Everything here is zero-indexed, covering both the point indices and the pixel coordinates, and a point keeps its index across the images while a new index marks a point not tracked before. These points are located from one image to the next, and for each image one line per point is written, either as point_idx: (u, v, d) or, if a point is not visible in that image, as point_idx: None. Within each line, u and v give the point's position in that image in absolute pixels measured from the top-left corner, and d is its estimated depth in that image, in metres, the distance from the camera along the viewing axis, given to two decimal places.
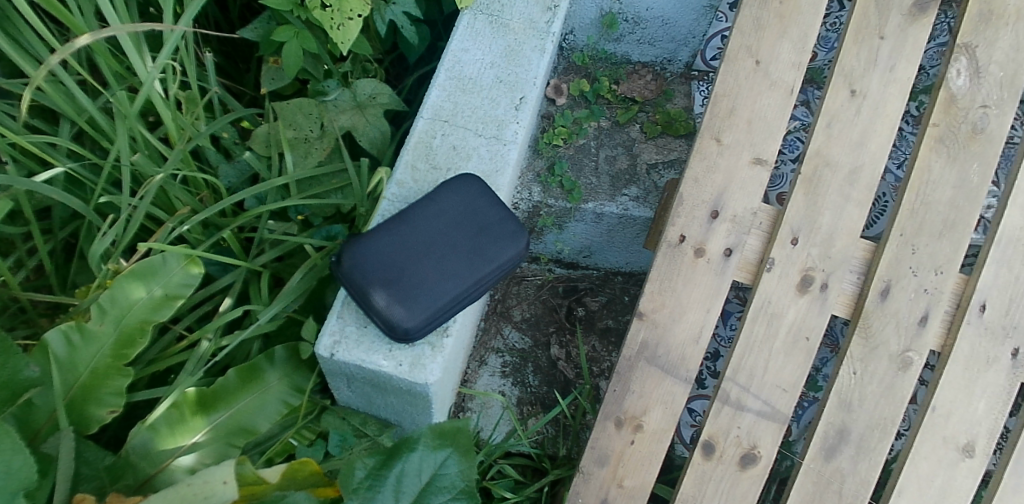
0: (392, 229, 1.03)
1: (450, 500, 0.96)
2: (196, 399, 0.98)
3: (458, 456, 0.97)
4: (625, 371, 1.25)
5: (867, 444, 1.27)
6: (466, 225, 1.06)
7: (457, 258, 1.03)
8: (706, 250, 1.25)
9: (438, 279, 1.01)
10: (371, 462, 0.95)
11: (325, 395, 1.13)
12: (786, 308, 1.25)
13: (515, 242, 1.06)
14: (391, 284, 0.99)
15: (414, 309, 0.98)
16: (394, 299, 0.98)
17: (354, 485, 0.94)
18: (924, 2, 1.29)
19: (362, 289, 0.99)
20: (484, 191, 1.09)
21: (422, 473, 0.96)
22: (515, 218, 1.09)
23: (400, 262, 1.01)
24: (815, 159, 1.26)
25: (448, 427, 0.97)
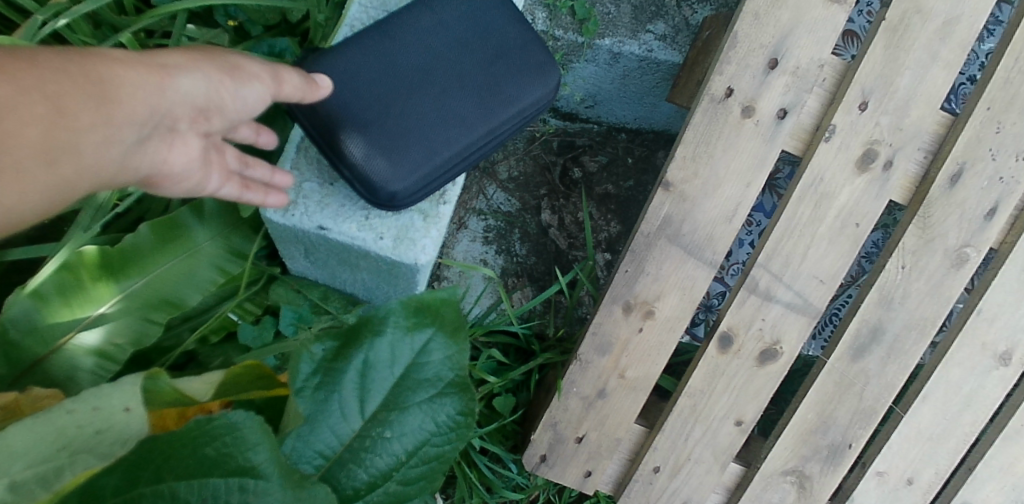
0: (371, 49, 0.80)
1: (431, 400, 0.70)
2: (98, 261, 0.76)
3: (442, 337, 0.70)
4: (641, 250, 1.05)
5: (900, 346, 1.13)
6: (476, 53, 0.82)
7: (462, 92, 0.80)
8: (756, 110, 1.01)
9: (438, 125, 0.78)
10: (321, 351, 0.69)
11: (273, 263, 0.93)
12: (840, 188, 1.04)
13: (543, 79, 0.84)
14: (373, 130, 0.77)
15: (402, 161, 0.76)
16: (375, 145, 0.76)
17: (300, 384, 0.68)
18: None
19: (331, 131, 0.77)
20: (497, 9, 0.84)
21: (394, 364, 0.71)
22: (538, 47, 0.85)
23: (383, 95, 0.78)
24: (905, 3, 1.01)
25: (424, 303, 0.70)
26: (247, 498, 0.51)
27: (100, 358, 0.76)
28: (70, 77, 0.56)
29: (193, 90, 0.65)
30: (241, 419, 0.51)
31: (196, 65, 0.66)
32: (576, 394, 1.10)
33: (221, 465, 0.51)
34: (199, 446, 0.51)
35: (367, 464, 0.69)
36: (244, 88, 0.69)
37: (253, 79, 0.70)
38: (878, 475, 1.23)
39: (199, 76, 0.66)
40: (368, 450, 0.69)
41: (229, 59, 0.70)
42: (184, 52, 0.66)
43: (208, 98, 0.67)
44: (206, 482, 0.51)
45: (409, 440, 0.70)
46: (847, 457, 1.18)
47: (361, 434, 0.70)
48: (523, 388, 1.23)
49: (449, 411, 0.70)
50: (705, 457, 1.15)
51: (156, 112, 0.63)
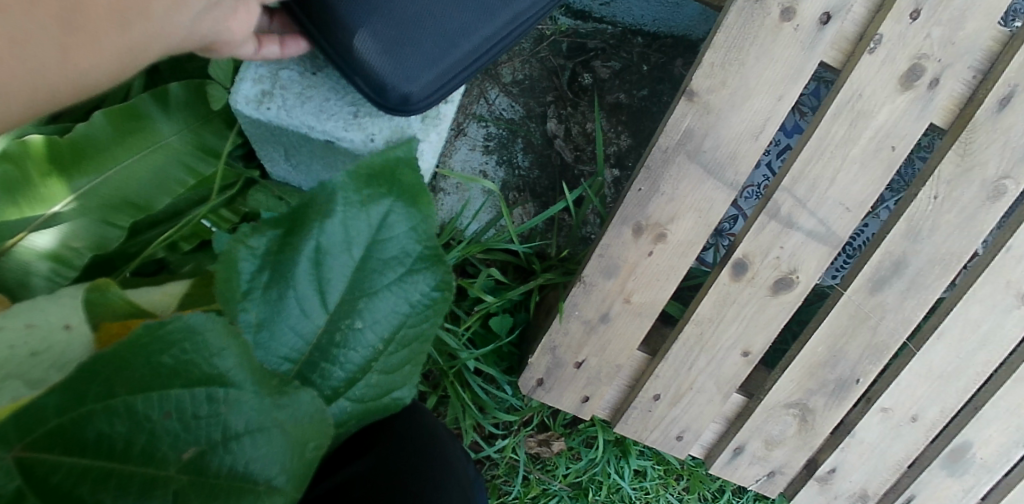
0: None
1: (402, 281, 0.47)
2: (49, 154, 0.70)
3: (406, 203, 0.49)
4: (657, 167, 0.96)
5: (923, 280, 1.06)
6: None
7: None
8: (796, 13, 0.91)
9: (453, 17, 0.73)
10: (262, 241, 0.45)
11: (251, 165, 0.87)
12: (880, 107, 0.95)
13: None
14: (382, 24, 0.71)
15: (419, 53, 0.72)
16: (389, 35, 0.72)
17: (244, 287, 0.44)
18: None
19: (338, 15, 0.71)
20: None
21: (352, 246, 0.48)
22: None
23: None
24: None
25: (376, 167, 0.50)
26: (220, 412, 0.35)
27: (56, 264, 0.68)
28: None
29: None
30: (199, 318, 0.34)
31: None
32: (578, 317, 1.03)
33: (180, 375, 0.34)
34: (149, 354, 0.33)
35: (342, 359, 0.45)
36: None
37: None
38: (881, 411, 1.20)
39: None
40: (337, 345, 0.45)
41: None
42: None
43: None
44: (164, 396, 0.34)
45: (383, 325, 0.47)
46: (852, 392, 1.14)
47: (328, 329, 0.45)
48: (521, 308, 1.17)
49: (425, 287, 0.47)
50: (708, 386, 1.10)
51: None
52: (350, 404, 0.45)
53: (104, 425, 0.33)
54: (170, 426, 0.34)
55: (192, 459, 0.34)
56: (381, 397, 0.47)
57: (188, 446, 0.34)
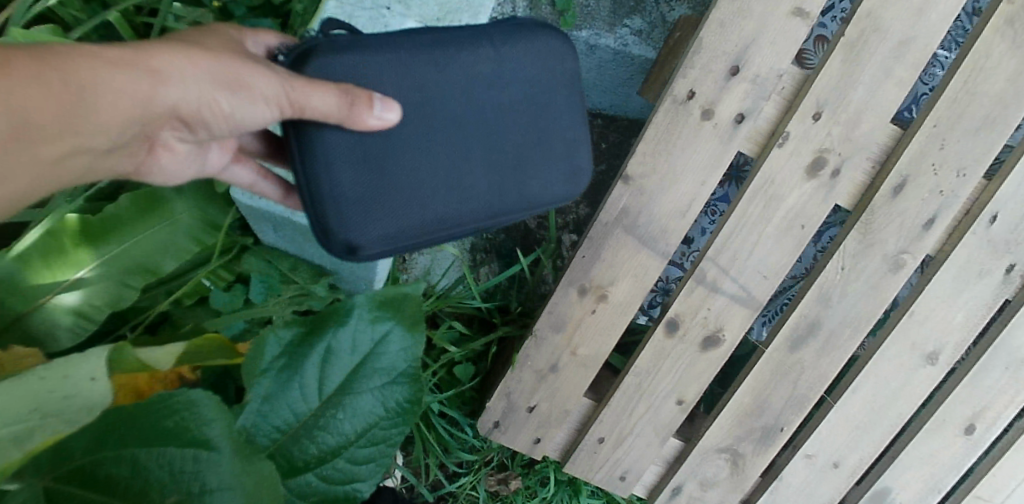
0: (408, 67, 0.76)
1: (386, 387, 0.73)
2: (81, 228, 0.84)
3: (402, 330, 0.74)
4: (599, 237, 1.11)
5: (835, 340, 1.21)
6: (521, 132, 0.81)
7: (478, 170, 0.79)
8: (715, 113, 1.06)
9: (438, 194, 0.78)
10: (287, 335, 0.71)
11: (247, 233, 1.01)
12: (789, 191, 1.10)
13: (564, 180, 0.85)
14: (365, 177, 0.75)
15: (384, 219, 0.76)
16: (365, 189, 0.75)
17: (266, 366, 0.70)
18: None
19: (325, 154, 0.74)
20: (573, 87, 0.85)
21: (354, 351, 0.73)
22: (585, 144, 0.87)
23: (396, 135, 0.76)
24: (865, 21, 1.04)
25: (389, 298, 0.74)
26: (201, 468, 0.55)
27: (79, 317, 0.84)
28: (37, 83, 0.57)
29: (178, 101, 0.67)
30: (198, 395, 0.55)
31: (199, 67, 0.67)
32: (530, 367, 1.17)
33: (177, 437, 0.55)
34: (156, 417, 0.55)
35: (319, 440, 0.71)
36: (242, 104, 0.69)
37: (254, 103, 0.69)
38: (806, 457, 1.33)
39: (194, 89, 0.67)
40: (320, 428, 0.71)
41: (241, 71, 0.69)
42: (202, 52, 0.68)
43: (203, 107, 0.69)
44: (163, 450, 0.55)
45: (359, 419, 0.72)
46: (778, 438, 1.27)
47: (316, 414, 0.71)
48: (483, 358, 1.30)
49: (399, 397, 0.73)
50: (647, 431, 1.23)
51: (135, 117, 0.65)
52: (315, 478, 0.70)
53: (110, 469, 0.56)
54: (164, 473, 0.55)
55: (176, 500, 0.55)
56: (344, 484, 0.71)
57: (173, 492, 0.55)
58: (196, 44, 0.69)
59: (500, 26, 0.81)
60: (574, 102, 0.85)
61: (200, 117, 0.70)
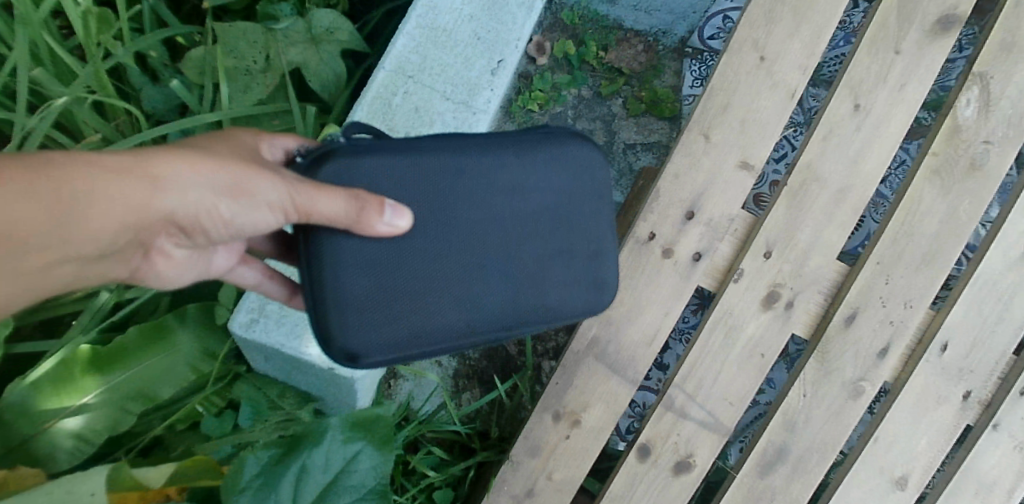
0: (427, 177, 0.83)
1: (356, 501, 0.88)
2: (89, 358, 0.93)
3: (371, 449, 0.90)
4: (572, 364, 1.19)
5: (804, 466, 1.24)
6: (532, 245, 0.87)
7: (487, 281, 0.86)
8: (674, 251, 1.17)
9: (445, 303, 0.84)
10: (266, 457, 0.86)
11: (240, 361, 1.08)
12: (747, 322, 1.19)
13: (574, 293, 0.91)
14: (375, 283, 0.82)
15: (390, 324, 0.82)
16: (374, 294, 0.82)
17: (247, 484, 0.84)
18: (949, 20, 1.14)
19: (339, 259, 0.80)
20: (589, 201, 0.91)
21: (327, 470, 0.88)
22: (597, 258, 0.93)
23: (408, 243, 0.82)
24: (804, 171, 1.16)
25: (361, 419, 0.90)
26: None
27: (78, 441, 0.92)
28: (31, 194, 0.64)
29: (180, 205, 0.73)
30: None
31: (202, 174, 0.74)
32: (506, 491, 1.19)
33: None
34: None
35: None
36: (247, 207, 0.76)
37: (258, 205, 0.76)
38: None
39: (197, 194, 0.74)
40: None
41: (248, 178, 0.76)
42: (207, 160, 0.75)
43: (207, 212, 0.75)
44: None
45: None
46: None
47: None
48: (462, 483, 1.33)
49: None
50: None
51: (129, 223, 0.71)
52: None
53: None
54: None
55: None
56: None
57: None
58: (207, 152, 0.77)
59: (529, 136, 0.88)
60: (592, 216, 0.92)
61: (202, 223, 0.77)
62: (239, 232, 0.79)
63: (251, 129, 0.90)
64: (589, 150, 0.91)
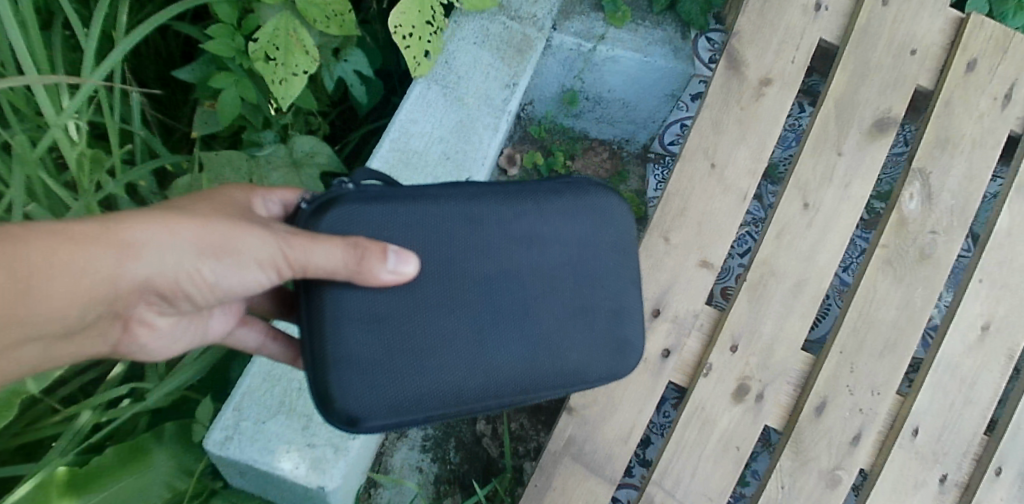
0: (438, 225, 0.82)
1: None
2: (67, 479, 0.93)
3: None
4: (549, 465, 1.18)
5: None
6: (548, 297, 0.86)
7: (500, 338, 0.84)
8: (643, 349, 1.20)
9: (454, 358, 0.82)
10: None
11: (217, 478, 1.09)
12: (720, 415, 1.20)
13: (592, 351, 0.90)
14: (380, 336, 0.80)
15: (395, 380, 0.80)
16: (379, 347, 0.80)
17: None
18: (885, 122, 1.22)
19: (344, 312, 0.79)
20: (610, 252, 0.91)
21: None
22: (618, 314, 0.92)
23: (415, 295, 0.81)
24: (761, 267, 1.22)
25: None
26: None
27: None
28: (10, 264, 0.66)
29: (166, 265, 0.75)
30: None
31: (179, 236, 0.75)
32: None
33: None
34: None
35: None
36: (234, 265, 0.77)
37: (243, 262, 0.77)
38: None
39: (176, 257, 0.75)
40: None
41: (233, 235, 0.77)
42: (186, 221, 0.76)
43: (187, 274, 0.77)
44: None
45: None
46: None
47: None
48: None
49: None
50: None
51: (102, 296, 0.73)
52: None
53: None
54: None
55: None
56: None
57: None
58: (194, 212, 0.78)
59: (550, 185, 0.88)
60: (611, 274, 0.91)
61: (183, 286, 0.78)
62: (223, 291, 0.81)
63: (244, 185, 0.90)
64: (610, 202, 0.92)
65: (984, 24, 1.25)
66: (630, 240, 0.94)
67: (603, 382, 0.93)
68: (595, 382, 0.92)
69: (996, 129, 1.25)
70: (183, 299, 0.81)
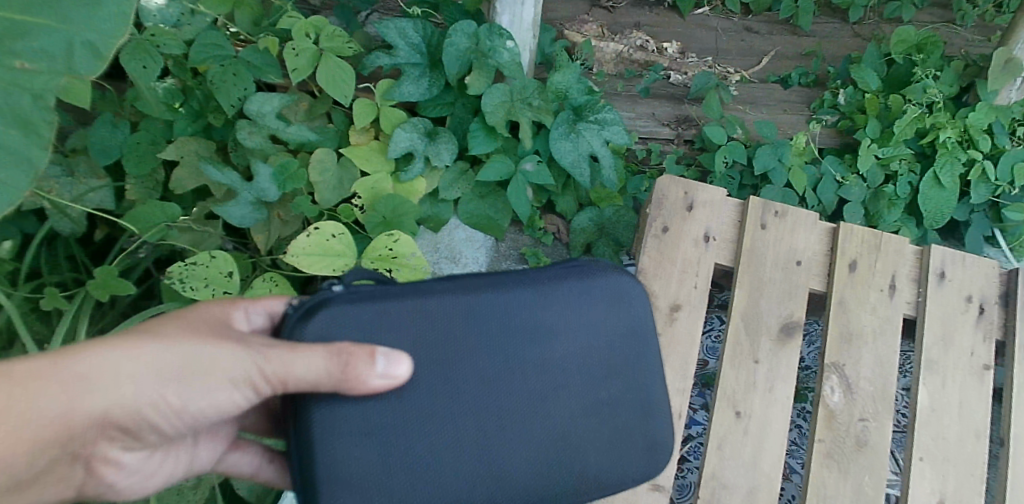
0: (433, 327, 0.85)
1: None
2: None
3: None
4: None
5: None
6: (554, 395, 0.89)
7: (505, 447, 0.87)
8: None
9: (457, 470, 0.86)
10: None
11: None
12: None
13: (610, 453, 0.92)
14: (380, 453, 0.84)
15: (395, 496, 0.84)
16: (379, 464, 0.84)
17: None
18: (790, 326, 1.34)
19: (339, 429, 0.82)
20: (622, 337, 0.93)
21: None
22: (636, 407, 0.94)
23: (411, 403, 0.84)
24: (711, 481, 1.26)
25: None
26: None
27: None
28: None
29: (135, 387, 0.76)
30: None
31: (143, 358, 0.77)
32: None
33: None
34: None
35: None
36: (209, 385, 0.79)
37: (215, 380, 0.79)
38: None
39: (136, 389, 0.76)
40: None
41: (207, 354, 0.79)
42: (151, 345, 0.78)
43: (151, 404, 0.78)
44: None
45: None
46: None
47: None
48: None
49: None
50: None
51: (59, 431, 0.74)
52: None
53: None
54: None
55: None
56: None
57: None
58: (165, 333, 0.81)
59: (559, 270, 0.91)
60: (627, 361, 0.93)
61: (147, 417, 0.79)
62: (194, 416, 0.81)
63: (229, 298, 0.93)
64: (621, 283, 0.93)
65: (854, 229, 1.40)
66: (646, 321, 0.95)
67: (626, 481, 0.95)
68: (614, 481, 0.93)
69: (892, 316, 1.37)
70: (151, 432, 0.82)
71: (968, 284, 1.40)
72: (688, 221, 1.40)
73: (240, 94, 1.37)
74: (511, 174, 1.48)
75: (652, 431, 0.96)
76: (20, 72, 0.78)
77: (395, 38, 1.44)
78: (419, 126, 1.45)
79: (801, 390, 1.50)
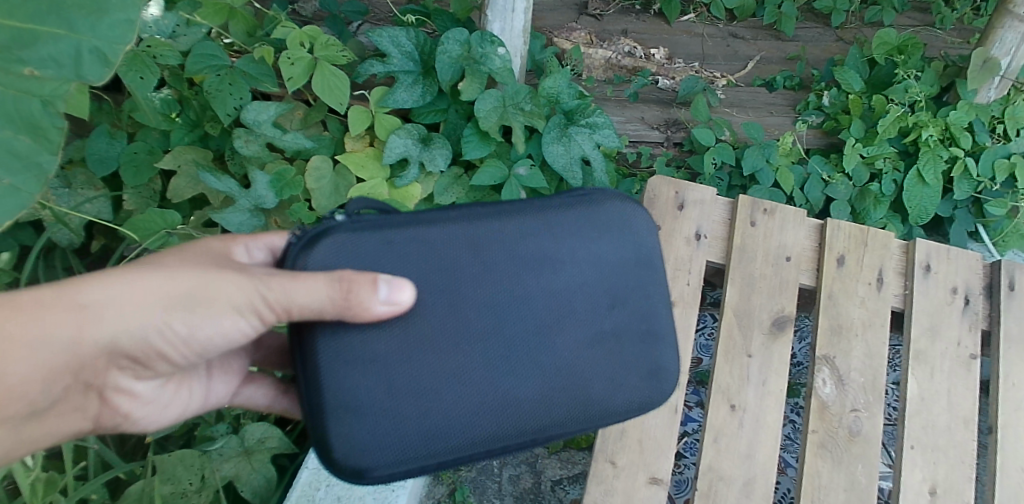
0: (437, 254, 0.87)
1: None
2: None
3: None
4: None
5: None
6: (558, 324, 0.91)
7: (510, 376, 0.88)
8: None
9: (461, 400, 0.86)
10: None
11: None
12: None
13: (617, 384, 0.94)
14: (385, 383, 0.85)
15: (399, 427, 0.85)
16: (385, 394, 0.85)
17: None
18: (781, 320, 1.37)
19: (345, 360, 0.84)
20: (627, 268, 0.95)
21: None
22: (643, 338, 0.96)
23: (416, 331, 0.86)
24: (708, 473, 1.28)
25: None
26: None
27: None
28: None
29: (140, 318, 0.79)
30: None
31: (147, 288, 0.79)
32: None
33: None
34: None
35: None
36: (213, 315, 0.82)
37: (219, 310, 0.82)
38: None
39: (142, 316, 0.79)
40: None
41: (210, 283, 0.81)
42: (153, 276, 0.80)
43: (157, 331, 0.81)
44: None
45: None
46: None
47: None
48: None
49: None
50: None
51: (69, 364, 0.78)
52: None
53: None
54: None
55: None
56: None
57: None
58: (166, 264, 0.82)
59: (569, 199, 0.94)
60: (633, 292, 0.95)
61: (156, 345, 0.82)
62: (201, 343, 0.84)
63: (230, 234, 0.95)
64: (623, 215, 0.96)
65: (840, 225, 1.44)
66: (652, 254, 0.98)
67: (634, 411, 0.97)
68: (621, 412, 0.95)
69: (880, 309, 1.40)
70: (161, 361, 0.85)
71: (953, 276, 1.44)
72: (679, 221, 1.43)
73: (237, 103, 1.39)
74: (505, 178, 1.50)
75: (658, 361, 0.98)
76: (30, 79, 0.80)
77: (387, 46, 1.47)
78: (414, 131, 1.47)
79: (794, 385, 1.52)
